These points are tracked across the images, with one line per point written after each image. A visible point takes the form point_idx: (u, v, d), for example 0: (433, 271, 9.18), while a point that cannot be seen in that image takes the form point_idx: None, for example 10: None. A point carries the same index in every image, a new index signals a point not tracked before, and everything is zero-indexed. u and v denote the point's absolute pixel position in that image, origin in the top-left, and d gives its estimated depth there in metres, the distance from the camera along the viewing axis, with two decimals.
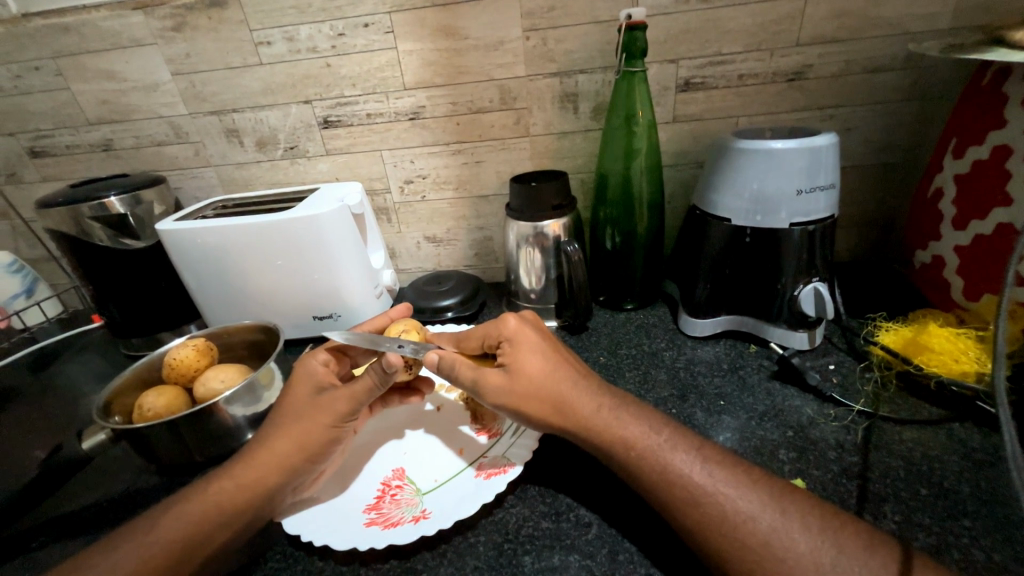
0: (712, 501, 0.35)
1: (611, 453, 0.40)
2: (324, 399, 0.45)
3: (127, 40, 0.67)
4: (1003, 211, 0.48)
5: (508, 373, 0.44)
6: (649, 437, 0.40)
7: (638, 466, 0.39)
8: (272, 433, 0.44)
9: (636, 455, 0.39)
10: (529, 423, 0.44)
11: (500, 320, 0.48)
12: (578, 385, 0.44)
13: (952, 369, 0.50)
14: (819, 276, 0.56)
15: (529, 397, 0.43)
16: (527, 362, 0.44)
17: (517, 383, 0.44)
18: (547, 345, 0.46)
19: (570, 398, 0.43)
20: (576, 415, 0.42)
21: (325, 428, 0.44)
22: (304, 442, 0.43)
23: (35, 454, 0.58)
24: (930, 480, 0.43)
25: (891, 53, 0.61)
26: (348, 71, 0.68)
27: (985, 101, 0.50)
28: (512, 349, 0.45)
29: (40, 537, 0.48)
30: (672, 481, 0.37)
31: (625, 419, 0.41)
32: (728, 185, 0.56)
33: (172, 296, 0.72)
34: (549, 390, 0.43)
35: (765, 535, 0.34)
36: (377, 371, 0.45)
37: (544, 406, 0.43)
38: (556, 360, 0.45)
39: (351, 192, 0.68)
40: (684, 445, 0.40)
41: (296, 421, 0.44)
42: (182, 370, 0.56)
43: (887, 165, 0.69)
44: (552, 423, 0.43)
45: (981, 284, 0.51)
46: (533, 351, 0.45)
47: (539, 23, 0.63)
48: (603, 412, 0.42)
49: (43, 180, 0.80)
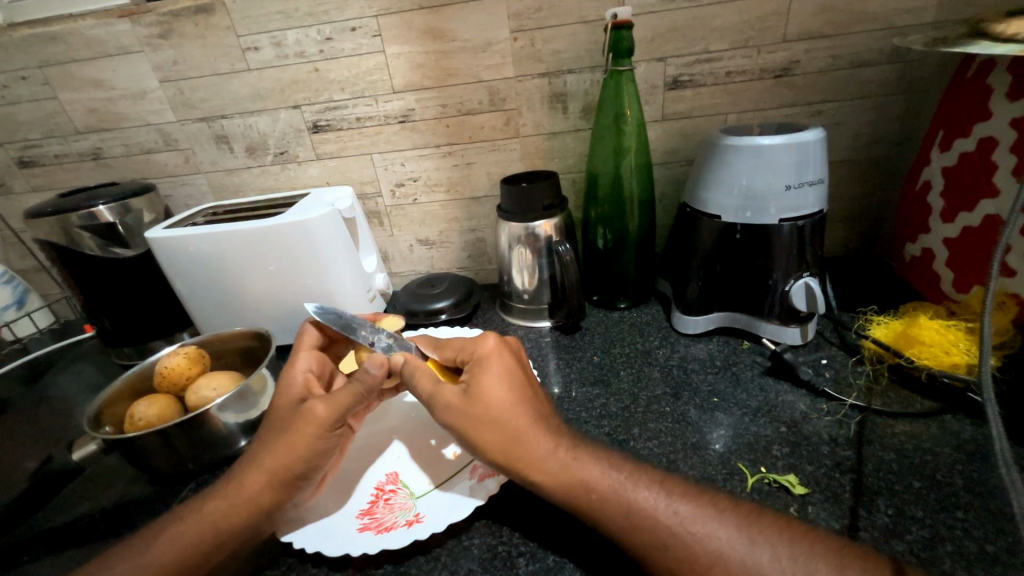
0: (680, 537, 0.35)
1: (569, 496, 0.39)
2: (305, 409, 0.43)
3: (115, 48, 0.67)
4: (990, 203, 0.48)
5: (469, 393, 0.43)
6: (608, 477, 0.39)
7: (600, 510, 0.37)
8: (262, 450, 0.43)
9: (596, 499, 0.38)
10: (475, 450, 0.42)
11: (478, 339, 0.49)
12: (536, 422, 0.42)
13: (942, 362, 0.50)
14: (810, 271, 0.56)
15: (482, 423, 0.41)
16: (490, 386, 0.43)
17: (474, 406, 0.42)
18: (516, 372, 0.45)
19: (527, 430, 0.41)
20: (530, 452, 0.40)
21: (313, 440, 0.43)
22: (293, 456, 0.42)
23: (26, 466, 0.58)
24: (922, 472, 0.43)
25: (877, 48, 0.61)
26: (337, 75, 0.68)
27: (971, 92, 0.50)
28: (480, 369, 0.45)
29: (33, 549, 0.48)
30: (637, 521, 0.36)
31: (584, 460, 0.40)
32: (718, 182, 0.56)
33: (164, 304, 0.72)
34: (507, 419, 0.41)
35: (740, 561, 0.33)
36: (364, 378, 0.45)
37: (498, 433, 0.41)
38: (519, 391, 0.44)
39: (342, 196, 0.68)
40: (645, 480, 0.39)
41: (283, 436, 0.43)
42: (173, 378, 0.56)
43: (876, 159, 0.69)
44: (502, 455, 0.40)
45: (970, 276, 0.52)
46: (498, 377, 0.44)
47: (527, 24, 0.63)
48: (559, 454, 0.40)
49: (32, 190, 0.80)
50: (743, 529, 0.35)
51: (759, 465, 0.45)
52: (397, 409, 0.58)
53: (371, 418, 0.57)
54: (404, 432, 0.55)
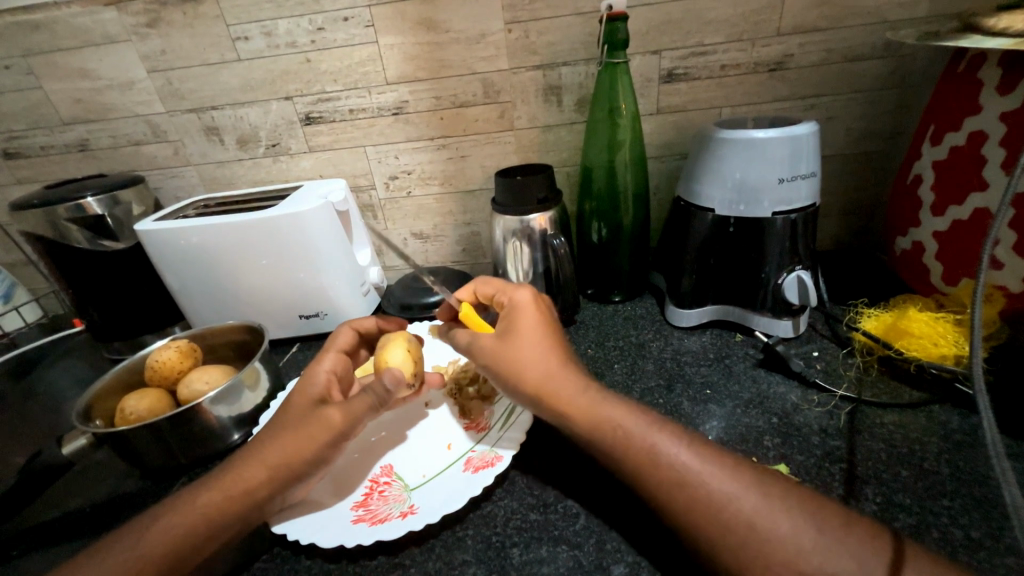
0: (691, 488, 0.35)
1: (593, 433, 0.40)
2: (320, 412, 0.43)
3: (100, 37, 0.65)
4: (979, 197, 0.49)
5: (506, 336, 0.45)
6: (636, 421, 0.40)
7: (623, 448, 0.38)
8: (267, 442, 0.43)
9: (622, 436, 0.39)
10: (507, 383, 0.44)
11: (516, 288, 0.50)
12: (568, 366, 0.44)
13: (931, 353, 0.51)
14: (802, 264, 0.56)
15: (518, 359, 0.43)
16: (524, 332, 0.45)
17: (511, 346, 0.44)
18: (551, 322, 0.47)
19: (558, 371, 0.43)
20: (563, 390, 0.42)
21: (321, 444, 0.43)
22: (298, 455, 0.42)
23: (15, 461, 0.57)
24: (910, 460, 0.43)
25: (870, 42, 0.62)
26: (329, 66, 0.67)
27: (961, 87, 0.51)
28: (517, 316, 0.47)
29: (23, 544, 0.47)
30: (659, 464, 0.37)
31: (610, 402, 0.41)
32: (713, 175, 0.56)
33: (155, 298, 0.71)
34: (542, 358, 0.43)
35: (749, 515, 0.33)
36: (380, 391, 0.45)
37: (532, 368, 0.43)
38: (553, 339, 0.45)
39: (334, 189, 0.67)
40: (670, 429, 0.39)
41: (292, 432, 0.43)
42: (164, 372, 0.55)
43: (868, 153, 0.70)
44: (536, 388, 0.42)
45: (959, 268, 0.52)
46: (535, 324, 0.46)
47: (521, 15, 0.63)
48: (589, 394, 0.42)
49: (17, 183, 0.78)
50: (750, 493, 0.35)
51: (751, 456, 0.46)
52: None
53: None
54: (392, 426, 0.54)
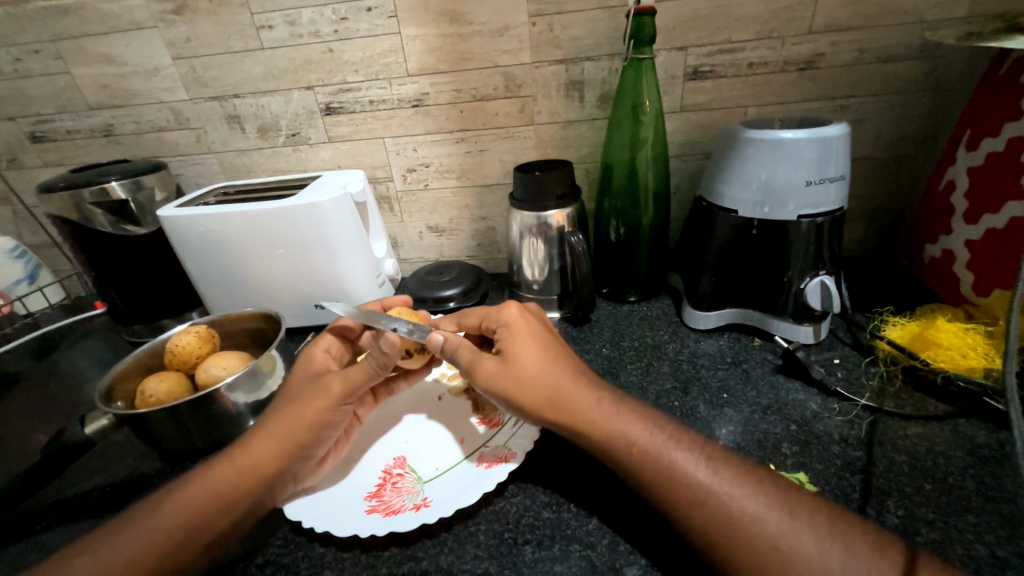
0: (713, 501, 0.35)
1: (609, 449, 0.39)
2: (321, 382, 0.45)
3: (127, 23, 0.66)
4: (1017, 205, 0.47)
5: (506, 361, 0.44)
6: (650, 436, 0.39)
7: (640, 463, 0.38)
8: (273, 417, 0.44)
9: (638, 453, 0.38)
10: (523, 412, 0.43)
11: (500, 307, 0.49)
12: (575, 376, 0.44)
13: (959, 365, 0.50)
14: (827, 269, 0.55)
15: (523, 381, 0.42)
16: (522, 349, 0.44)
17: (513, 368, 0.43)
18: (546, 337, 0.47)
19: (566, 388, 0.42)
20: (575, 402, 0.41)
21: (323, 411, 0.44)
22: (303, 425, 0.43)
23: (38, 439, 0.59)
24: (934, 474, 0.42)
25: (906, 42, 0.60)
26: (351, 56, 0.67)
27: (1003, 90, 0.49)
28: (510, 334, 0.46)
29: (45, 519, 0.48)
30: (675, 479, 0.36)
31: (627, 416, 0.41)
32: (736, 176, 0.55)
33: (175, 283, 0.72)
34: (546, 376, 0.43)
35: (772, 536, 0.33)
36: (377, 355, 0.45)
37: (538, 391, 0.42)
38: (552, 353, 0.45)
39: (353, 180, 0.68)
40: (686, 444, 0.39)
41: (295, 406, 0.44)
42: (183, 357, 0.56)
43: (897, 158, 0.68)
44: (550, 410, 0.41)
45: (993, 279, 0.50)
46: (531, 340, 0.45)
47: (545, 8, 0.62)
48: (602, 405, 0.41)
49: (44, 166, 0.80)
50: (770, 501, 0.35)
51: (769, 462, 0.45)
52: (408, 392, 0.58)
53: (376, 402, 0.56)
54: (408, 418, 0.55)
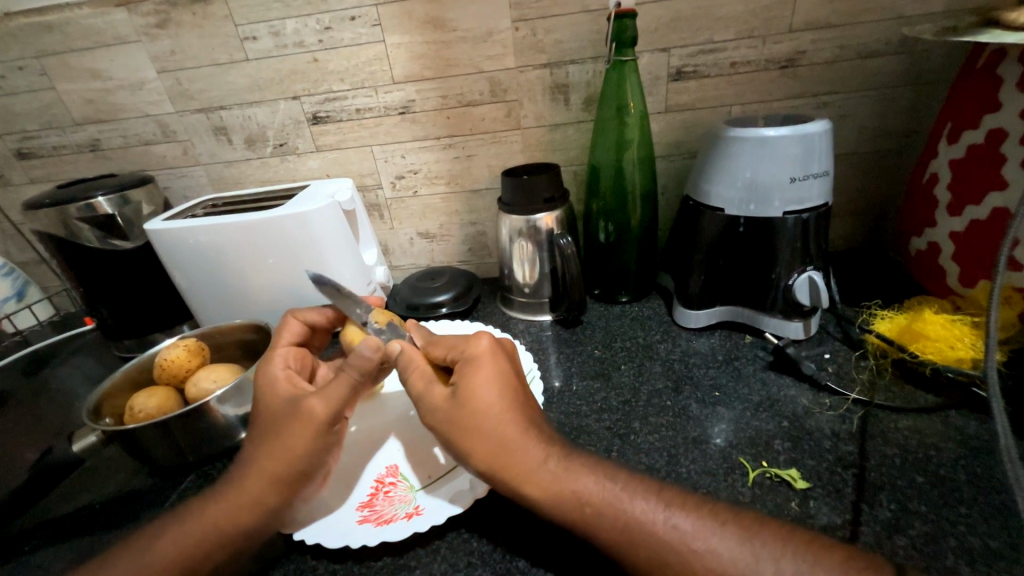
0: (680, 553, 0.33)
1: (561, 511, 0.37)
2: (299, 406, 0.43)
3: (112, 38, 0.66)
4: (998, 195, 0.48)
5: (456, 398, 0.41)
6: (603, 489, 0.37)
7: (594, 524, 0.36)
8: (254, 451, 0.43)
9: (591, 513, 0.36)
10: (464, 460, 0.40)
11: (472, 338, 0.46)
12: (528, 427, 0.40)
13: (947, 356, 0.50)
14: (814, 264, 0.55)
15: (476, 431, 0.39)
16: (479, 391, 0.41)
17: (463, 412, 0.40)
18: (509, 377, 0.43)
19: (517, 440, 0.39)
20: (520, 460, 0.38)
21: (310, 437, 0.42)
22: (291, 456, 0.42)
23: (27, 456, 0.58)
24: (927, 468, 0.42)
25: (885, 38, 0.60)
26: (336, 65, 0.67)
27: (981, 83, 0.49)
28: (470, 371, 0.43)
29: (35, 539, 0.48)
30: (637, 537, 0.35)
31: (576, 471, 0.38)
32: (722, 173, 0.55)
33: (164, 296, 0.72)
34: (495, 422, 0.40)
35: None
36: (359, 364, 0.44)
37: (488, 442, 0.39)
38: (513, 397, 0.42)
39: (341, 188, 0.68)
40: (642, 491, 0.37)
41: (276, 437, 0.42)
42: (172, 371, 0.56)
43: (880, 152, 0.68)
44: (492, 467, 0.39)
45: (977, 271, 0.51)
46: (492, 380, 0.42)
47: (528, 13, 0.62)
48: (550, 464, 0.38)
49: (31, 182, 0.80)
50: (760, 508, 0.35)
51: (761, 460, 0.45)
52: (394, 403, 0.58)
53: (367, 412, 0.57)
54: (399, 429, 0.54)
